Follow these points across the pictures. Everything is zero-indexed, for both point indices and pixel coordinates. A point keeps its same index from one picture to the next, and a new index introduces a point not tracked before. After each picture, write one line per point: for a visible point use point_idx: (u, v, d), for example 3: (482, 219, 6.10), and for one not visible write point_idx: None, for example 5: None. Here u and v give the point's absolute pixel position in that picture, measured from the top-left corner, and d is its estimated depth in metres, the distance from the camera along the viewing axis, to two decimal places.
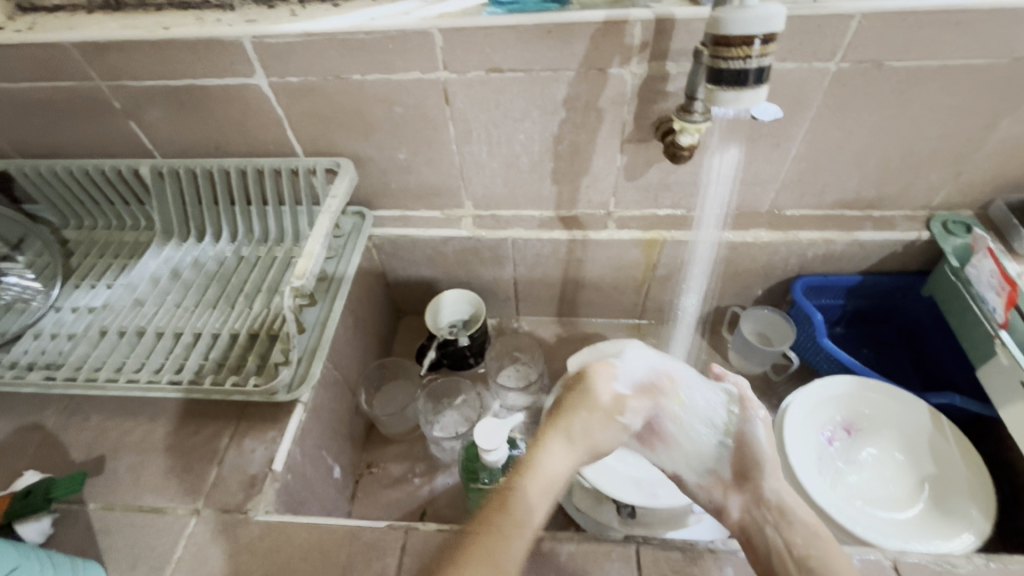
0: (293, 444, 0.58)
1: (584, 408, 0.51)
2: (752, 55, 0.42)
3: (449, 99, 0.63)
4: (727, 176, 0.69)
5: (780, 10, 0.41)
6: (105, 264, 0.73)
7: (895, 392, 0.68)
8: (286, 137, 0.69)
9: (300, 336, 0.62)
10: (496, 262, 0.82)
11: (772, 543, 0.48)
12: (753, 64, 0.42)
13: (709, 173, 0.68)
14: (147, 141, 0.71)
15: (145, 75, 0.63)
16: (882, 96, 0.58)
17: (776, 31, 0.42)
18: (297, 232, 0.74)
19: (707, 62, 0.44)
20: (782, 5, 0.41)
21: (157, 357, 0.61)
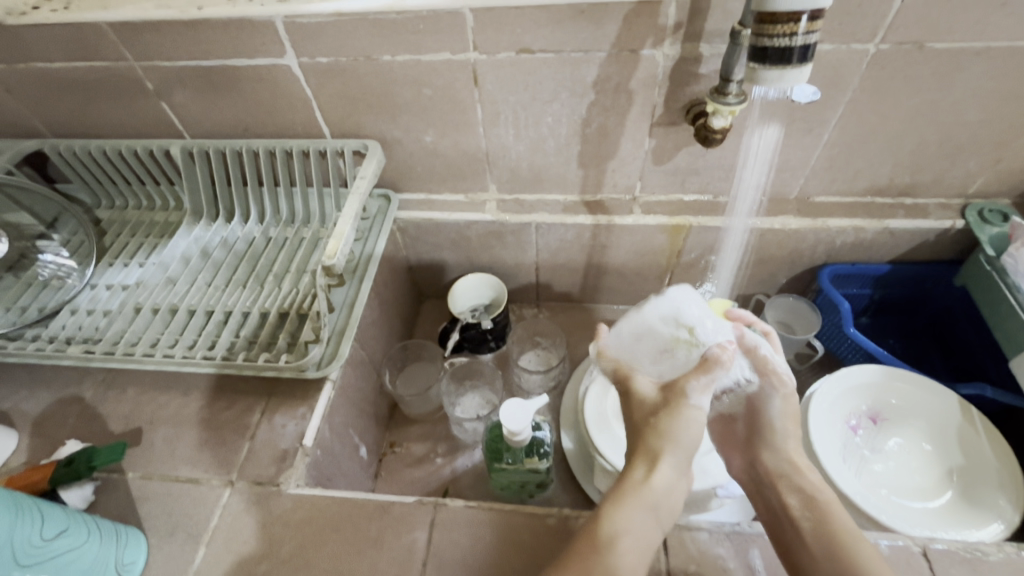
0: (322, 420, 0.59)
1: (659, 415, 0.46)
2: (798, 32, 0.41)
3: (478, 81, 0.63)
4: (763, 158, 0.67)
5: None
6: (137, 243, 0.74)
7: (923, 382, 0.67)
8: (314, 118, 0.70)
9: (329, 316, 0.63)
10: (519, 247, 0.82)
11: (779, 506, 0.50)
12: (799, 42, 0.41)
13: (747, 152, 0.66)
14: (177, 121, 0.72)
15: (178, 54, 0.63)
16: (923, 79, 0.57)
17: (823, 7, 0.41)
18: (323, 214, 0.74)
19: (750, 40, 0.44)
20: None
21: (190, 333, 0.62)
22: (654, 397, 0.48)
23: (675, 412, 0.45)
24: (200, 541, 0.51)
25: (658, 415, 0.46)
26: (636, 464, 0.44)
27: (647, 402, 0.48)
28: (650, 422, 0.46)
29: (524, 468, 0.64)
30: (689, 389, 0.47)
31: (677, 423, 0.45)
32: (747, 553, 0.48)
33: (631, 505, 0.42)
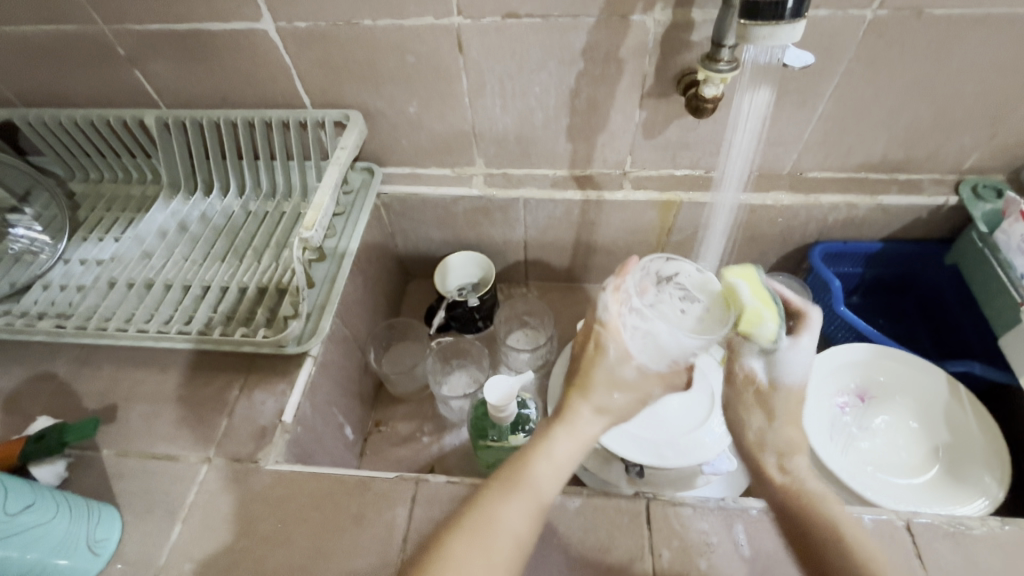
0: (303, 396, 0.58)
1: (620, 389, 0.48)
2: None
3: (463, 48, 0.60)
4: (755, 117, 0.63)
5: None
6: (113, 218, 0.72)
7: (913, 360, 0.66)
8: (294, 88, 0.67)
9: (310, 291, 0.61)
10: (507, 224, 0.80)
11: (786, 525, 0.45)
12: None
13: (737, 113, 0.62)
14: (152, 90, 0.69)
15: (149, 18, 0.61)
16: (920, 49, 0.55)
17: None
18: (305, 187, 0.72)
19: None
20: None
21: (166, 308, 0.61)
22: (628, 376, 0.48)
23: (633, 389, 0.48)
24: (176, 517, 0.50)
25: (618, 386, 0.48)
26: (579, 406, 0.48)
27: (616, 375, 0.48)
28: (608, 386, 0.48)
29: (509, 447, 0.64)
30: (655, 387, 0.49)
31: (630, 400, 0.48)
32: (731, 529, 0.47)
33: (571, 431, 0.47)
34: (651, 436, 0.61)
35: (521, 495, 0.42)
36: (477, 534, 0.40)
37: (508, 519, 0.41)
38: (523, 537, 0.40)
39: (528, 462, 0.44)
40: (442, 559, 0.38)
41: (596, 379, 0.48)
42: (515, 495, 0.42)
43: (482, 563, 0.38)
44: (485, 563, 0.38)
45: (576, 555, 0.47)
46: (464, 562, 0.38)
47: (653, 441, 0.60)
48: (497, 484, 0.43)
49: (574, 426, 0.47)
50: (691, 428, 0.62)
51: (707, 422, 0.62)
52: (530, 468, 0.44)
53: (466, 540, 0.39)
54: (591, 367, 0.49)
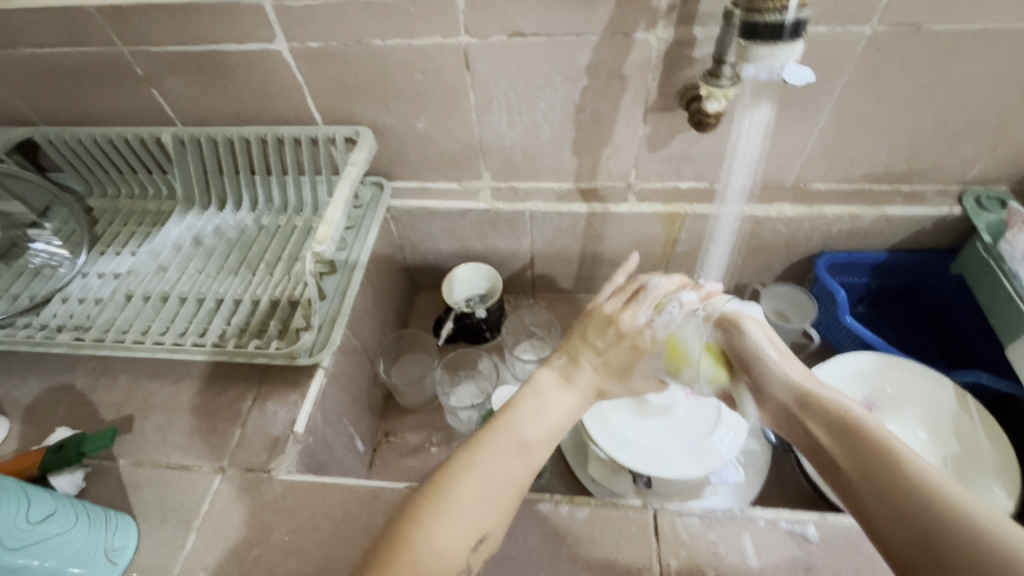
0: (314, 407, 0.59)
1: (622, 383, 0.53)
2: (789, 8, 0.40)
3: (470, 65, 0.62)
4: (755, 133, 0.65)
5: None
6: (129, 232, 0.74)
7: (919, 369, 0.67)
8: (306, 105, 0.69)
9: (321, 304, 0.63)
10: (513, 235, 0.81)
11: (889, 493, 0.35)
12: (789, 18, 0.40)
13: (737, 128, 0.64)
14: (168, 108, 0.72)
15: (167, 40, 0.63)
16: (919, 62, 0.56)
17: None
18: (316, 202, 0.74)
19: (741, 17, 0.43)
20: None
21: (181, 320, 0.62)
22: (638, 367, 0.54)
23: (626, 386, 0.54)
24: (191, 527, 0.51)
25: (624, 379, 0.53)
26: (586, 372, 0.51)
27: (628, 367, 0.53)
28: (618, 374, 0.53)
29: None
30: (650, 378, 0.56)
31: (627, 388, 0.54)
32: (738, 539, 0.48)
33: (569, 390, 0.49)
34: (659, 447, 0.61)
35: (521, 441, 0.44)
36: (482, 474, 0.41)
37: (509, 461, 0.42)
38: (519, 484, 0.42)
39: (528, 413, 0.46)
40: (445, 501, 0.39)
41: (614, 361, 0.53)
42: (516, 442, 0.43)
43: (484, 502, 0.40)
44: (486, 504, 0.40)
45: (584, 564, 0.47)
46: (468, 500, 0.39)
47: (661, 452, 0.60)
48: (499, 430, 0.44)
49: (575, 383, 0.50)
50: (700, 436, 0.62)
51: (714, 431, 0.62)
52: (528, 420, 0.45)
53: (470, 478, 0.40)
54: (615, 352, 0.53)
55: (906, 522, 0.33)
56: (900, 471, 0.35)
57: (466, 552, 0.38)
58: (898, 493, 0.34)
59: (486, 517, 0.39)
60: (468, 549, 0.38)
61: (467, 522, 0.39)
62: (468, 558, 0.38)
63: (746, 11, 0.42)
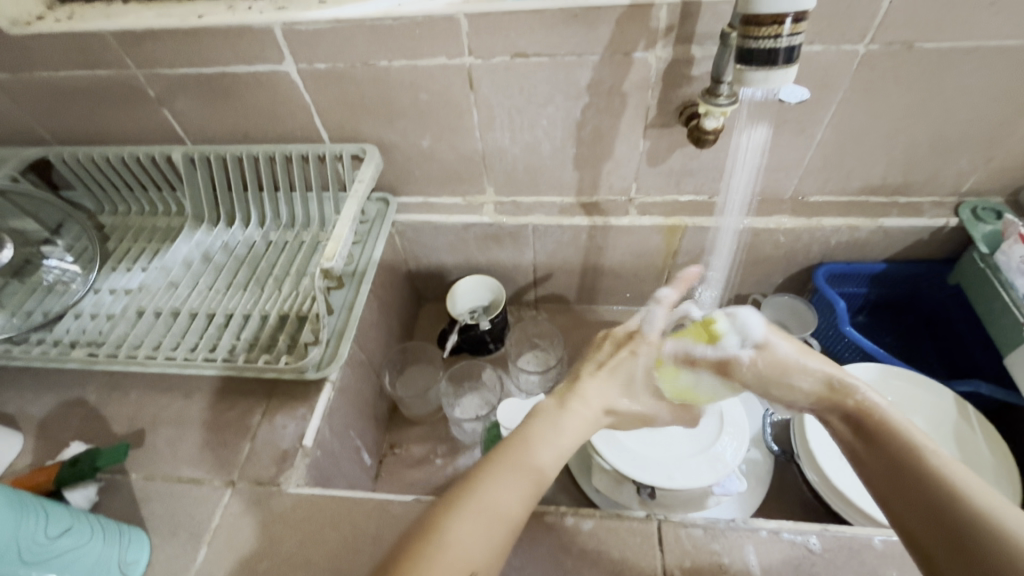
0: (322, 420, 0.60)
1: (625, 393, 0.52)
2: (783, 34, 0.41)
3: (474, 84, 0.63)
4: (754, 151, 0.67)
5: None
6: (140, 249, 0.75)
7: (918, 379, 0.67)
8: (313, 124, 0.71)
9: (328, 318, 0.64)
10: (516, 248, 0.82)
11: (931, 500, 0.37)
12: (783, 43, 0.42)
13: (736, 147, 0.66)
14: (179, 128, 0.73)
15: (180, 62, 0.65)
16: (913, 78, 0.58)
17: (808, 8, 0.41)
18: (323, 217, 0.75)
19: (737, 41, 0.44)
20: None
21: (191, 336, 0.63)
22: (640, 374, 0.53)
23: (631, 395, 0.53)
24: (202, 540, 0.52)
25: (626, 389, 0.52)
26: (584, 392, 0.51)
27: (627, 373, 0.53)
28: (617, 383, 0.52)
29: None
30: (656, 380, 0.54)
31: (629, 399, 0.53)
32: (742, 550, 0.48)
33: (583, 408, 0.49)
34: (664, 458, 0.62)
35: (515, 474, 0.43)
36: (474, 509, 0.40)
37: (505, 496, 0.41)
38: (514, 516, 0.41)
39: (530, 443, 0.45)
40: (438, 536, 0.39)
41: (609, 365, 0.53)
42: (513, 476, 0.43)
43: (475, 537, 0.39)
44: (479, 539, 0.39)
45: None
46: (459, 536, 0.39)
47: (665, 462, 0.61)
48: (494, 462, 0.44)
49: (572, 400, 0.50)
50: (704, 447, 0.63)
51: (719, 441, 0.63)
52: (526, 453, 0.44)
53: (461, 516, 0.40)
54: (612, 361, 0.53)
55: (951, 547, 0.35)
56: (955, 513, 0.36)
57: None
58: (962, 537, 0.35)
59: (478, 555, 0.39)
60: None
61: (458, 558, 0.38)
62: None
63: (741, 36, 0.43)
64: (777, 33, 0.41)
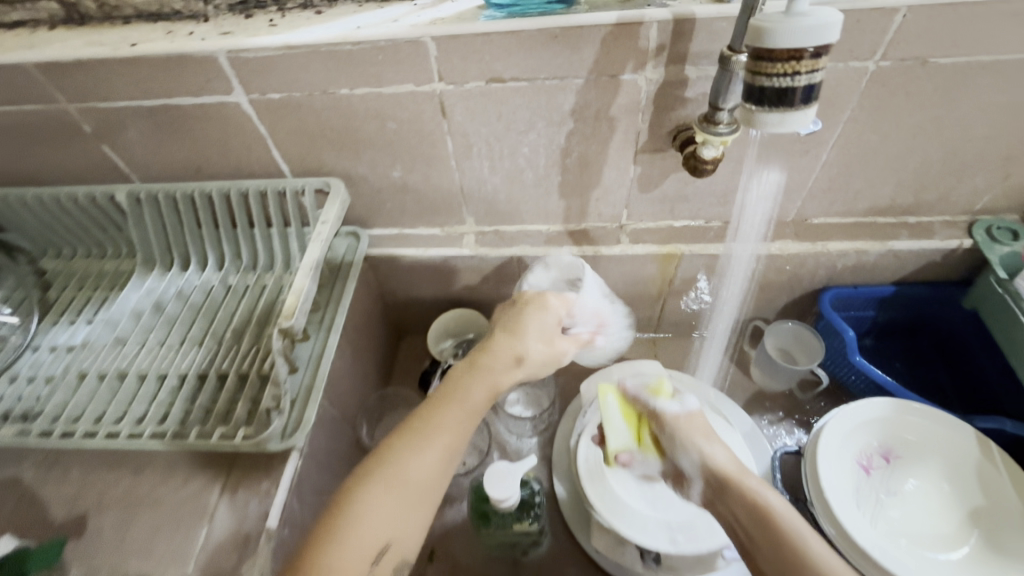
0: (290, 494, 0.53)
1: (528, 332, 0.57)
2: (801, 71, 0.37)
3: (446, 113, 0.57)
4: (765, 200, 0.66)
5: (837, 18, 0.36)
6: (85, 297, 0.68)
7: (941, 415, 0.62)
8: (271, 156, 0.64)
9: (294, 376, 0.57)
10: (501, 280, 0.77)
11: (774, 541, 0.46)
12: (802, 82, 0.37)
13: (745, 197, 0.65)
14: (123, 164, 0.66)
15: (116, 96, 0.58)
16: (926, 96, 0.53)
17: (830, 42, 0.36)
18: (287, 257, 0.68)
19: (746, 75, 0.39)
20: (838, 13, 0.36)
21: (139, 404, 0.56)
22: (545, 320, 0.58)
23: (539, 336, 0.57)
24: None
25: (529, 333, 0.57)
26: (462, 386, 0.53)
27: (539, 318, 0.58)
28: (522, 332, 0.57)
29: (514, 532, 0.61)
30: (550, 306, 0.59)
31: (527, 335, 0.57)
32: None
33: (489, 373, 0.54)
34: (677, 519, 0.59)
35: (400, 493, 0.46)
36: (386, 497, 0.46)
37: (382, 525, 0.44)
38: (405, 525, 0.45)
39: (410, 457, 0.48)
40: (342, 536, 0.43)
41: (514, 328, 0.57)
42: (411, 506, 0.46)
43: (398, 519, 0.45)
44: (394, 521, 0.45)
45: None
46: (372, 514, 0.44)
47: (682, 525, 0.59)
48: (413, 442, 0.49)
49: (457, 402, 0.52)
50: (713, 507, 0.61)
51: None
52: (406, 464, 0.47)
53: (396, 442, 0.49)
54: (513, 316, 0.58)
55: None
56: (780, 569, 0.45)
57: (370, 564, 0.43)
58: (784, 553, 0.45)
59: (390, 528, 0.45)
60: (372, 562, 0.43)
61: (370, 535, 0.44)
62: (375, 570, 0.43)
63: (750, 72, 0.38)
64: (797, 70, 0.37)
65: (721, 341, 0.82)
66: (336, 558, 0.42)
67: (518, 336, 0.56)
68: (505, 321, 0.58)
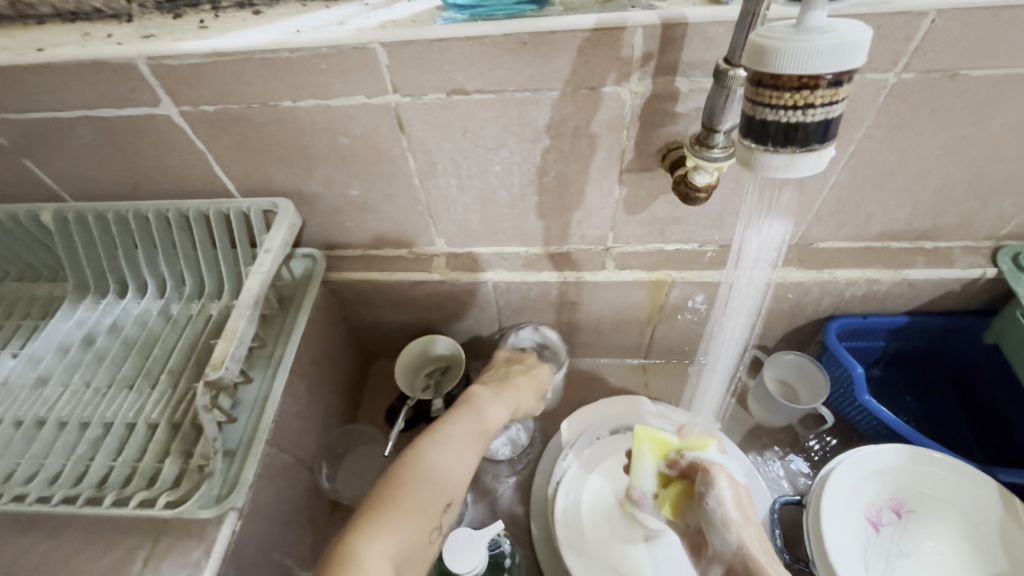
0: (224, 565, 0.47)
1: (523, 380, 0.62)
2: (814, 104, 0.30)
3: (404, 128, 0.50)
4: (772, 249, 0.57)
5: (865, 37, 0.29)
6: (12, 328, 0.61)
7: (959, 466, 0.55)
8: (213, 173, 0.57)
9: (233, 426, 0.51)
10: (476, 305, 0.70)
11: None
12: (818, 116, 0.31)
13: (748, 247, 0.55)
14: (50, 180, 0.59)
15: (29, 107, 0.51)
16: (954, 112, 0.46)
17: (855, 67, 0.30)
18: (236, 283, 0.62)
19: (744, 103, 0.33)
20: (867, 31, 0.29)
21: (56, 458, 0.49)
22: (536, 374, 0.63)
23: (531, 387, 0.62)
24: None
25: (522, 381, 0.62)
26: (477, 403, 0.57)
27: (532, 371, 0.64)
28: (516, 380, 0.62)
29: None
30: (544, 365, 0.65)
31: (520, 382, 0.62)
32: None
33: (492, 403, 0.58)
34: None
35: (459, 465, 0.51)
36: (456, 458, 0.50)
37: (450, 482, 0.49)
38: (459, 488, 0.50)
39: (462, 436, 0.53)
40: (418, 484, 0.47)
41: (512, 374, 0.62)
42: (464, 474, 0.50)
43: (457, 482, 0.50)
44: (456, 482, 0.49)
45: None
46: (447, 467, 0.49)
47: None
48: (468, 424, 0.54)
49: (481, 414, 0.56)
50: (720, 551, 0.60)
51: None
52: (459, 440, 0.52)
53: (458, 421, 0.54)
54: (510, 368, 0.64)
55: None
56: None
57: (437, 514, 0.47)
58: None
59: (454, 490, 0.49)
60: (439, 511, 0.47)
61: (442, 486, 0.48)
62: (441, 518, 0.48)
63: (752, 103, 0.32)
64: (810, 102, 0.30)
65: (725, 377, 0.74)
66: (417, 496, 0.46)
67: (511, 392, 0.60)
68: (498, 373, 0.62)
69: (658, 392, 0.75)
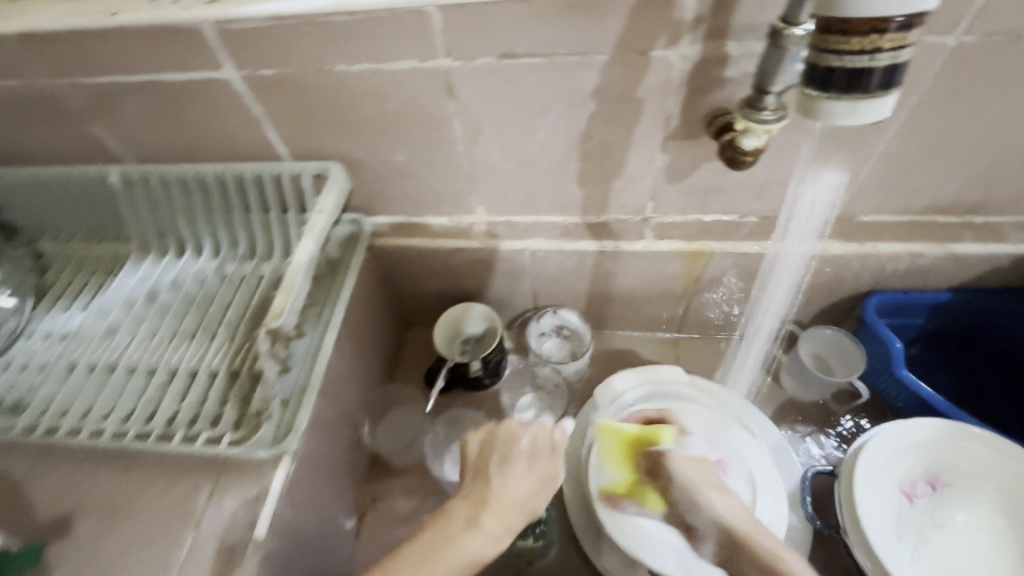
0: (280, 503, 0.50)
1: (514, 477, 0.53)
2: (883, 49, 0.31)
3: (452, 92, 0.52)
4: (824, 201, 0.59)
5: None
6: (82, 283, 0.66)
7: (998, 441, 0.55)
8: (267, 138, 0.59)
9: (286, 375, 0.54)
10: (513, 274, 0.72)
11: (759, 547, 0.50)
12: (885, 61, 0.31)
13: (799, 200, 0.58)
14: (115, 144, 0.62)
15: (101, 71, 0.54)
16: (1013, 78, 0.45)
17: (926, 10, 0.30)
18: (287, 244, 0.64)
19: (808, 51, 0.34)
20: None
21: (128, 400, 0.53)
22: (523, 460, 0.54)
23: (525, 477, 0.53)
24: None
25: (509, 477, 0.53)
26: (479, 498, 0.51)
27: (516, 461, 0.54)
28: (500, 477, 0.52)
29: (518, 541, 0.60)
30: (534, 445, 0.55)
31: (506, 480, 0.52)
32: None
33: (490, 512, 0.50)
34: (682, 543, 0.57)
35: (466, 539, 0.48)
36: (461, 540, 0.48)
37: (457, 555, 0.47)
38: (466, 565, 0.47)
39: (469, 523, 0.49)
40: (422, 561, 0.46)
41: (493, 473, 0.53)
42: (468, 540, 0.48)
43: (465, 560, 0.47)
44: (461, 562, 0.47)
45: None
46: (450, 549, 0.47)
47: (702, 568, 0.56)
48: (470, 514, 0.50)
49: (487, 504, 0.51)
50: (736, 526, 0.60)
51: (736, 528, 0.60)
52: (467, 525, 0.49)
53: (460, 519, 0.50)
54: (487, 464, 0.54)
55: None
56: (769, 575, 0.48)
57: None
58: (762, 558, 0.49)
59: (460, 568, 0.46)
60: None
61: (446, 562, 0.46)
62: None
63: (819, 49, 0.33)
64: (879, 47, 0.31)
65: (759, 351, 0.75)
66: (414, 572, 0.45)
67: (505, 488, 0.52)
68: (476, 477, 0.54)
69: (689, 365, 0.76)
